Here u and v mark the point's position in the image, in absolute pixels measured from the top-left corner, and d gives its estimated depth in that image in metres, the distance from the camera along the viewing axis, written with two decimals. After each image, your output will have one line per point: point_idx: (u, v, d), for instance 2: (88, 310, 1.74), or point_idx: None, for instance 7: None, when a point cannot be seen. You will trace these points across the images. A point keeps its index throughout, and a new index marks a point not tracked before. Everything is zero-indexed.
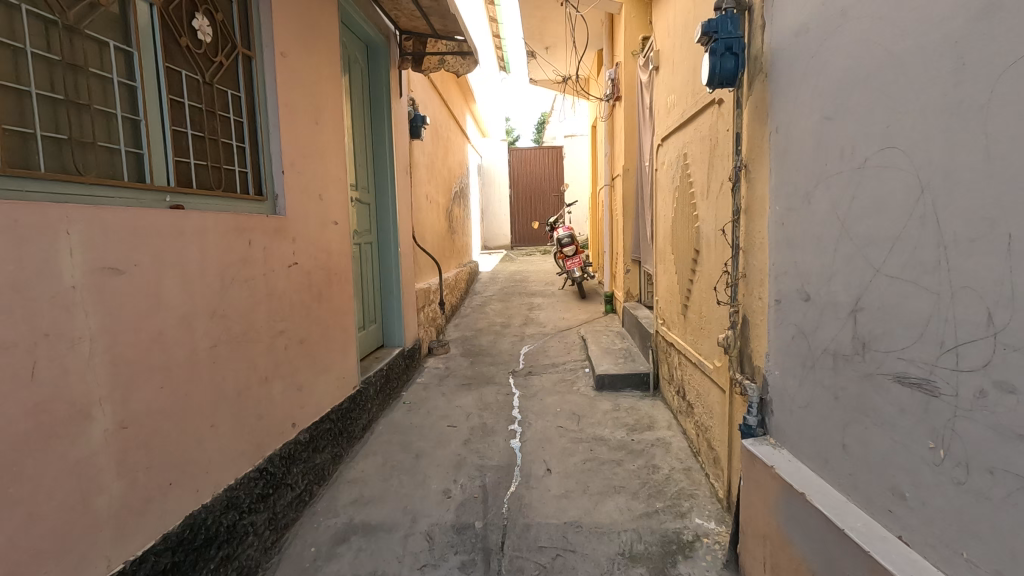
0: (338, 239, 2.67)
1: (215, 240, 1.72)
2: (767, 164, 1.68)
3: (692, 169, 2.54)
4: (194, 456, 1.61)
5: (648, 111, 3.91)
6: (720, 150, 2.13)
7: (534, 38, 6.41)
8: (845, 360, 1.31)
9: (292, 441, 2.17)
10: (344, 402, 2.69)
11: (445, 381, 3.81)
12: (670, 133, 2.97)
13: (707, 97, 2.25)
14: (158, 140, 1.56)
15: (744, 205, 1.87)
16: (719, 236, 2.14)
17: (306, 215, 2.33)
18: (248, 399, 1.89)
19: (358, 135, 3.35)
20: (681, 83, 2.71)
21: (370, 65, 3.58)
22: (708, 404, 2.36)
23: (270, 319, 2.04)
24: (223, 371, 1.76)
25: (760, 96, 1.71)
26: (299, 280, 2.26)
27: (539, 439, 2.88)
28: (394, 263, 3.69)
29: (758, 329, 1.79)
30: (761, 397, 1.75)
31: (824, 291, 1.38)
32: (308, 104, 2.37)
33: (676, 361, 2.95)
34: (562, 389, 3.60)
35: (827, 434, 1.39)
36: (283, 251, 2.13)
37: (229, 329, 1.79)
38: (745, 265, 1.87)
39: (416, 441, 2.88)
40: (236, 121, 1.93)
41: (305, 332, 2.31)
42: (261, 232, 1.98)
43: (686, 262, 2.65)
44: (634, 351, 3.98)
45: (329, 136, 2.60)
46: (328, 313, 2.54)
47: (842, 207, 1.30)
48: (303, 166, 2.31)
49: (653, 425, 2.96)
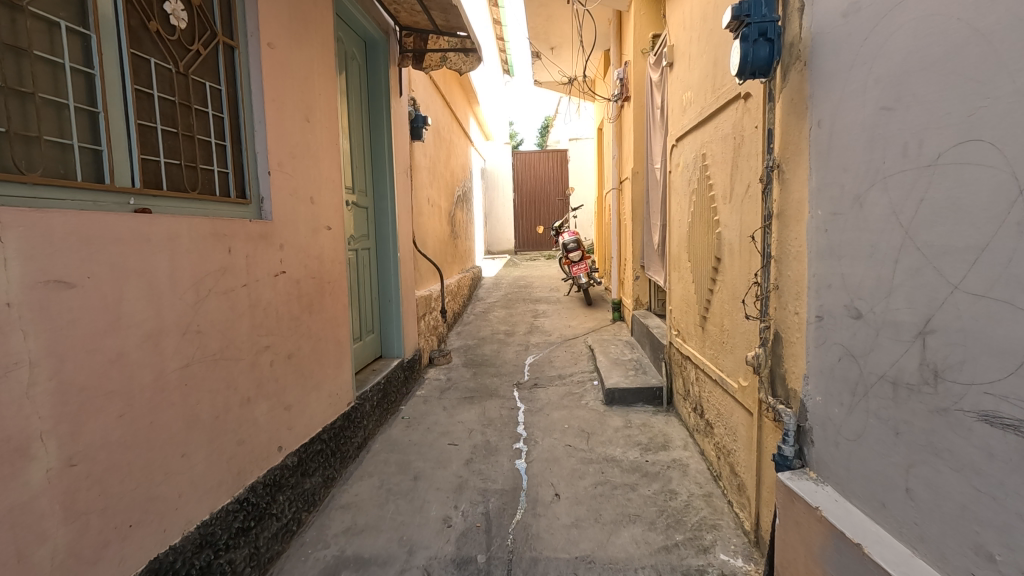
0: (332, 245, 2.50)
1: (189, 248, 1.54)
2: (806, 163, 1.50)
3: (712, 171, 2.36)
4: (161, 491, 1.43)
5: (660, 111, 3.74)
6: (745, 150, 1.96)
7: (539, 38, 6.26)
8: (909, 390, 1.12)
9: (278, 467, 1.99)
10: (337, 420, 2.51)
11: (446, 394, 3.63)
12: (686, 132, 2.79)
13: (731, 91, 2.07)
14: (121, 137, 1.38)
15: (776, 209, 1.68)
16: (746, 243, 1.95)
17: (295, 219, 2.15)
18: (228, 423, 1.71)
19: (355, 135, 3.18)
20: (699, 78, 2.54)
21: (368, 62, 3.41)
22: (732, 426, 2.18)
23: (254, 333, 1.87)
24: (199, 393, 1.58)
25: (797, 87, 1.53)
26: (286, 290, 2.09)
27: (546, 459, 2.69)
28: (393, 270, 3.52)
29: (795, 348, 1.60)
30: (799, 425, 1.56)
31: (881, 309, 1.20)
32: (300, 100, 2.20)
33: (693, 376, 2.76)
34: (570, 403, 3.41)
35: (886, 474, 1.20)
36: (268, 259, 1.96)
37: (206, 346, 1.62)
38: (778, 276, 1.69)
39: (415, 461, 2.70)
40: (216, 116, 1.76)
41: (294, 346, 2.13)
42: (244, 239, 1.81)
43: (705, 270, 2.46)
44: (645, 362, 3.79)
45: (322, 136, 2.43)
46: (319, 325, 2.36)
47: (905, 212, 1.12)
48: (293, 167, 2.14)
49: (668, 444, 2.78)
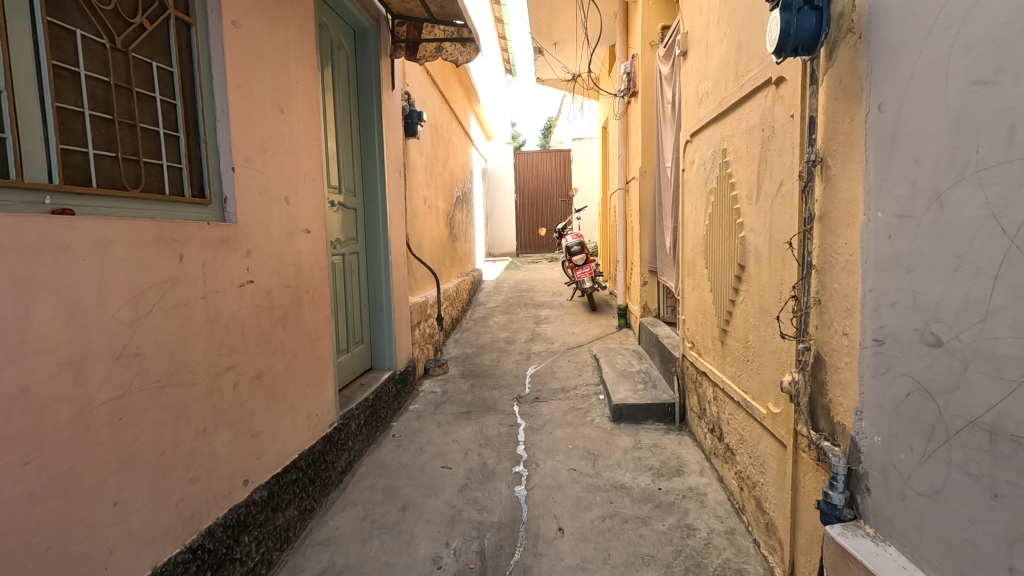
0: (312, 249, 2.25)
1: (124, 256, 1.30)
2: (858, 156, 1.26)
3: (734, 168, 2.11)
4: (83, 550, 1.19)
5: (671, 106, 3.51)
6: (776, 143, 1.72)
7: (542, 33, 6.04)
8: (1013, 443, 0.88)
9: (243, 503, 1.74)
10: (316, 445, 2.26)
11: (441, 409, 3.39)
12: (702, 127, 2.55)
13: (759, 77, 1.82)
14: (34, 122, 1.15)
15: (819, 212, 1.44)
16: (778, 250, 1.70)
17: (265, 222, 1.91)
18: (178, 459, 1.47)
19: (341, 130, 2.94)
20: (719, 66, 2.29)
21: (358, 52, 3.18)
22: (758, 456, 1.92)
23: (214, 353, 1.63)
24: (140, 428, 1.34)
25: (847, 66, 1.29)
26: (254, 302, 1.84)
27: (549, 486, 2.44)
28: (384, 275, 3.28)
29: (842, 376, 1.36)
30: (850, 468, 1.31)
31: (972, 337, 0.95)
32: (272, 89, 1.96)
33: (710, 395, 2.52)
34: (574, 421, 3.16)
35: (980, 545, 0.95)
36: (232, 267, 1.71)
37: (149, 372, 1.38)
38: (821, 289, 1.44)
39: (404, 488, 2.45)
40: (165, 103, 1.52)
41: (263, 366, 1.89)
42: (200, 244, 1.57)
43: (726, 278, 2.21)
44: (654, 375, 3.53)
45: (301, 130, 2.19)
46: (295, 340, 2.12)
47: (1010, 215, 0.87)
48: (263, 163, 1.90)
49: (683, 468, 2.52)
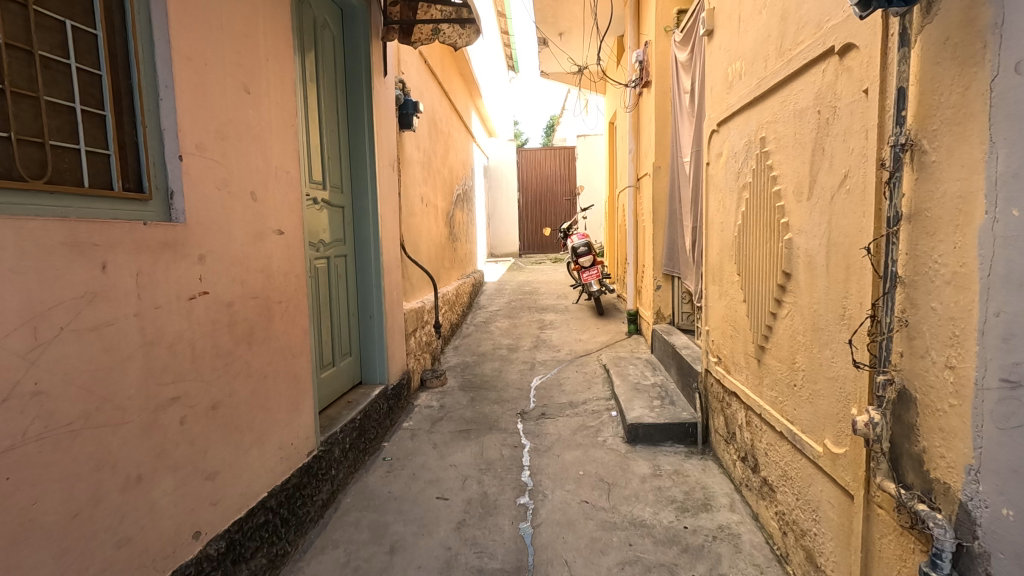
0: (286, 253, 1.95)
1: (14, 267, 1.01)
2: (977, 135, 0.95)
3: (776, 159, 1.82)
4: None
5: (689, 96, 3.22)
6: (840, 127, 1.41)
7: (547, 22, 5.74)
8: None
9: (193, 561, 1.44)
10: (291, 478, 1.95)
11: (438, 426, 3.09)
12: (732, 113, 2.25)
13: (812, 50, 1.52)
14: None
15: (911, 210, 1.13)
16: (842, 256, 1.40)
17: (225, 222, 1.61)
18: (98, 520, 1.17)
19: (325, 119, 2.64)
20: (754, 42, 1.99)
21: (346, 33, 2.89)
22: (810, 500, 1.61)
23: (152, 382, 1.33)
24: (38, 486, 1.05)
25: (959, 18, 0.99)
26: (210, 317, 1.54)
27: (558, 522, 2.14)
28: (374, 280, 2.98)
29: (945, 422, 1.05)
30: (959, 543, 1.00)
31: None
32: (234, 64, 1.66)
33: (742, 418, 2.22)
34: (584, 441, 2.86)
35: None
36: (179, 276, 1.41)
37: (52, 413, 1.08)
38: (911, 307, 1.13)
39: (393, 524, 2.15)
40: (85, 75, 1.23)
41: (222, 393, 1.59)
42: (133, 250, 1.27)
43: (766, 287, 1.91)
44: (670, 389, 3.23)
45: (273, 116, 1.89)
46: (264, 360, 1.81)
47: None
48: (222, 152, 1.60)
49: (710, 501, 2.22)
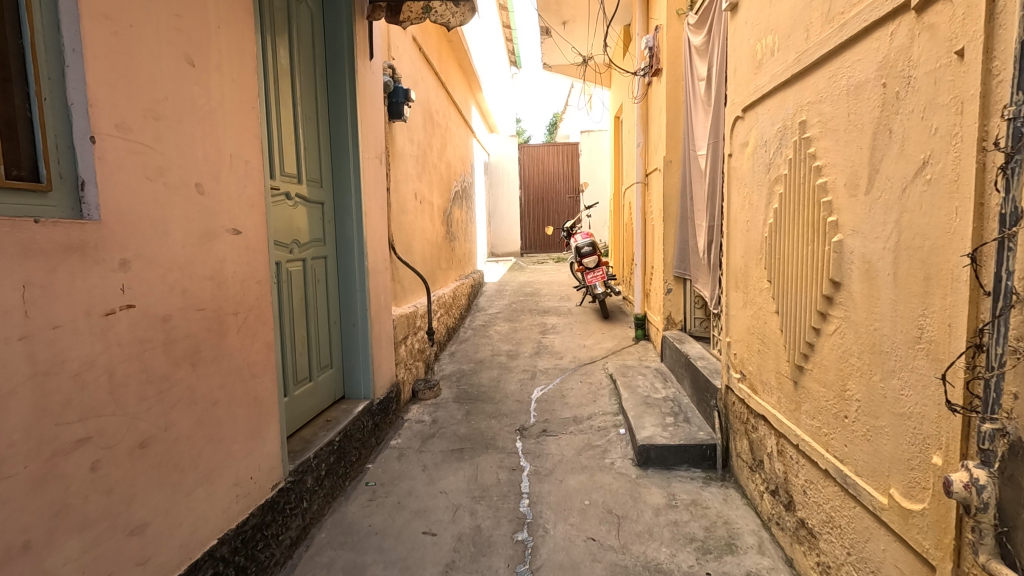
0: (243, 256, 1.67)
1: None
2: None
3: (820, 147, 1.53)
4: None
5: (705, 83, 2.94)
6: (917, 102, 1.12)
7: (551, 10, 5.46)
8: None
9: None
10: (250, 518, 1.67)
11: (430, 445, 2.81)
12: (761, 95, 1.96)
13: (875, 11, 1.24)
14: None
15: None
16: (920, 266, 1.11)
17: (160, 219, 1.33)
18: None
19: (301, 103, 2.36)
20: (792, 9, 1.70)
21: (326, 10, 2.61)
22: (868, 560, 1.32)
23: (47, 423, 1.05)
24: None
25: None
26: (137, 337, 1.26)
27: (562, 565, 1.86)
28: (358, 284, 2.69)
29: None
30: None
31: None
32: (173, 29, 1.38)
33: (771, 444, 1.93)
34: (590, 464, 2.58)
35: None
36: (92, 288, 1.14)
37: None
38: None
39: (370, 567, 1.87)
40: None
41: (155, 427, 1.31)
42: (17, 255, 0.99)
43: (806, 297, 1.62)
44: (683, 404, 2.95)
45: (228, 96, 1.61)
46: (214, 382, 1.53)
47: None
48: (156, 133, 1.32)
49: (736, 541, 1.93)
